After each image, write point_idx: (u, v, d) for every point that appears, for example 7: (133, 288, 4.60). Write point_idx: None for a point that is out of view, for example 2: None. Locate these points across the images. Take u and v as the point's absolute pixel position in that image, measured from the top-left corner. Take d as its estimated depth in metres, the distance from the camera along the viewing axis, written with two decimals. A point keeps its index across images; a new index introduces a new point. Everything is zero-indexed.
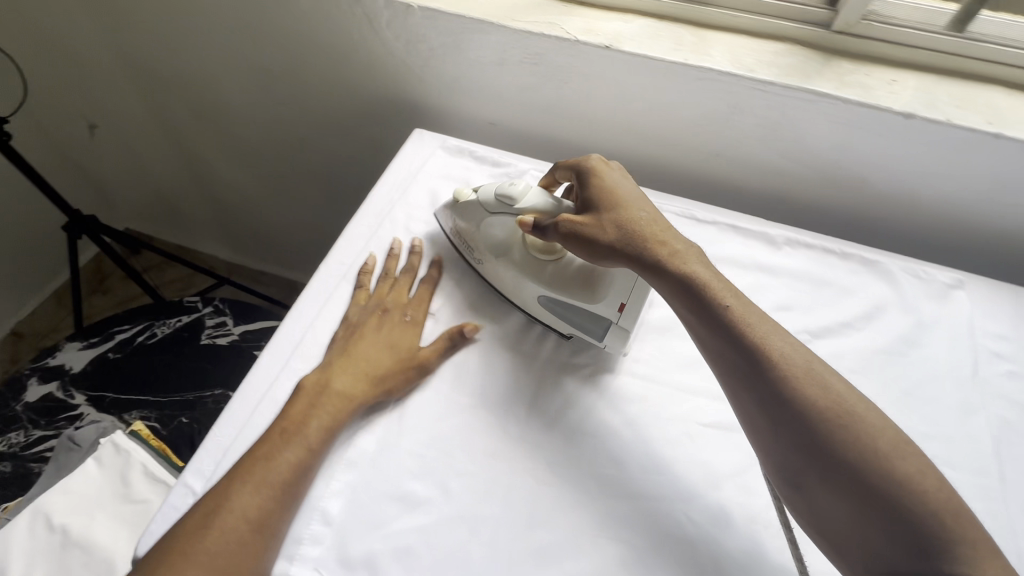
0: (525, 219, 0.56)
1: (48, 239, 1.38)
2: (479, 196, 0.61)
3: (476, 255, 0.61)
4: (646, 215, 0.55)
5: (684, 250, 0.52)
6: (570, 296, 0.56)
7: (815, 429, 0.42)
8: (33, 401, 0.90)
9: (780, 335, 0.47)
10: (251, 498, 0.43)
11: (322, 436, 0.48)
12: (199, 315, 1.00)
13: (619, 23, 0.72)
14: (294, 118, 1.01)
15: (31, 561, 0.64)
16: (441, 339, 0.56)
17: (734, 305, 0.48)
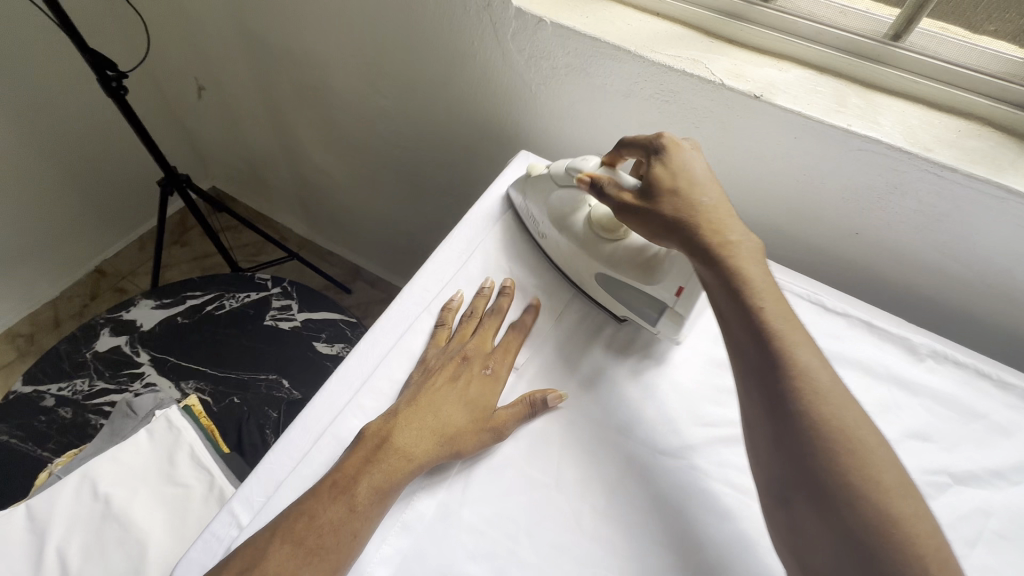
0: (583, 177, 0.56)
1: (143, 187, 1.44)
2: (551, 170, 0.62)
3: (542, 230, 0.62)
4: (709, 201, 0.50)
5: (741, 243, 0.48)
6: (625, 275, 0.55)
7: (824, 449, 0.39)
8: (101, 351, 0.91)
9: (808, 348, 0.44)
10: (285, 560, 0.39)
11: (371, 496, 0.43)
12: (267, 294, 0.99)
13: (773, 71, 0.64)
14: (392, 111, 0.98)
15: (72, 526, 0.63)
16: (520, 403, 0.51)
17: (772, 308, 0.45)
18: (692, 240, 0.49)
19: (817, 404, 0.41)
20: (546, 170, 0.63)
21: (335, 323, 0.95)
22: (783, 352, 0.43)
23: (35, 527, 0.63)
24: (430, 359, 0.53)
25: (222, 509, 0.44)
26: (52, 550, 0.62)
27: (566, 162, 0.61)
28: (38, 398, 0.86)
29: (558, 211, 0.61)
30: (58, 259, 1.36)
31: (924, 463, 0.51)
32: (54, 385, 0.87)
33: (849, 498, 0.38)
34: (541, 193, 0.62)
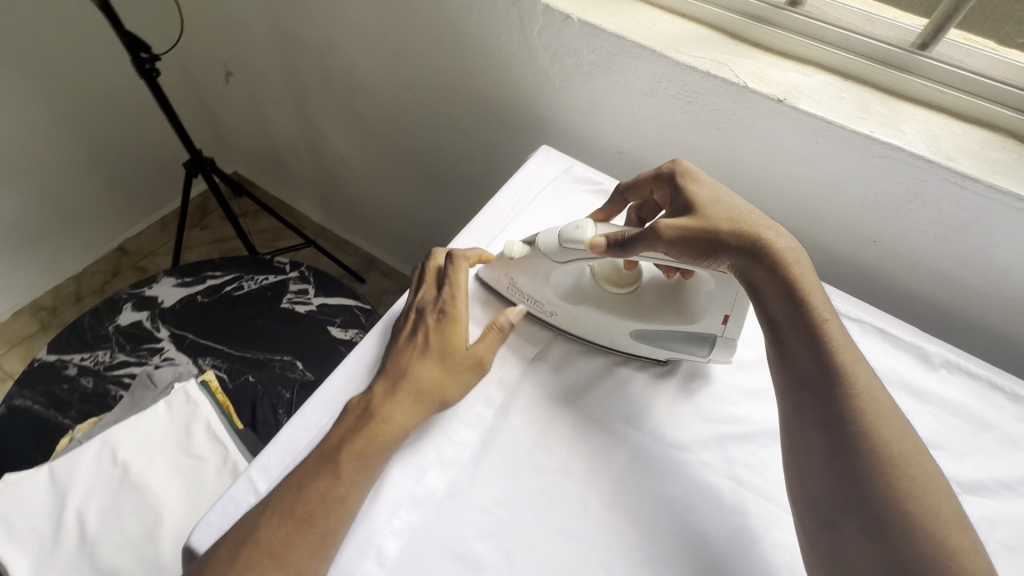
0: (597, 240, 0.49)
1: (168, 169, 1.47)
2: (541, 247, 0.53)
3: (547, 307, 0.56)
4: (753, 212, 0.51)
5: (794, 253, 0.49)
6: (668, 322, 0.54)
7: (880, 469, 0.40)
8: (123, 324, 0.94)
9: (864, 367, 0.45)
10: (281, 536, 0.40)
11: (359, 463, 0.44)
12: (285, 278, 1.01)
13: (797, 75, 0.64)
14: (415, 102, 0.99)
15: (91, 491, 0.65)
16: (488, 335, 0.54)
17: (834, 325, 0.47)
18: (751, 254, 0.49)
19: (876, 425, 0.42)
20: (530, 248, 0.54)
21: (350, 308, 0.97)
22: (841, 371, 0.44)
23: (57, 488, 0.65)
24: (394, 326, 0.54)
25: (241, 476, 0.46)
26: (72, 512, 0.63)
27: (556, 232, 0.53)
28: (62, 366, 0.89)
29: (563, 283, 0.55)
30: (83, 235, 1.39)
31: None
32: (77, 355, 0.90)
33: (902, 521, 0.38)
34: (535, 276, 0.55)
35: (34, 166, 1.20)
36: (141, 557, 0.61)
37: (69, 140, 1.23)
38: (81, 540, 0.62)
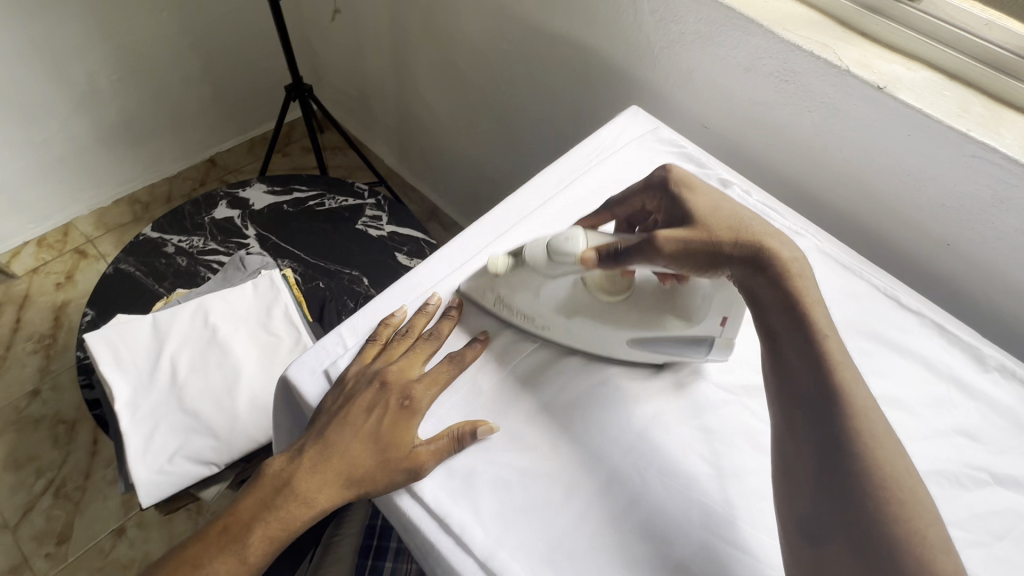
0: (588, 254, 0.49)
1: (266, 92, 1.57)
2: (526, 256, 0.52)
3: (534, 317, 0.54)
4: (757, 219, 0.52)
5: (798, 267, 0.49)
6: (669, 328, 0.52)
7: (872, 490, 0.40)
8: (218, 218, 1.03)
9: (862, 386, 0.44)
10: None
11: (262, 547, 0.46)
12: (362, 203, 1.08)
13: (900, 68, 0.65)
14: (511, 54, 1.04)
15: (184, 342, 0.73)
16: (432, 448, 0.48)
17: (833, 339, 0.46)
18: (755, 262, 0.48)
19: (866, 439, 0.42)
20: (512, 262, 0.54)
21: (417, 241, 1.03)
22: (838, 387, 0.44)
23: (157, 335, 0.74)
24: (336, 391, 0.50)
25: (338, 329, 0.55)
26: (167, 357, 0.72)
27: (542, 242, 0.52)
28: (162, 244, 0.99)
29: (554, 293, 0.53)
30: (182, 142, 1.51)
31: (966, 458, 0.52)
32: (176, 237, 1.00)
33: (891, 534, 0.38)
34: (520, 287, 0.54)
35: (155, 67, 1.32)
36: (220, 407, 0.69)
37: (188, 48, 1.34)
38: (171, 382, 0.71)
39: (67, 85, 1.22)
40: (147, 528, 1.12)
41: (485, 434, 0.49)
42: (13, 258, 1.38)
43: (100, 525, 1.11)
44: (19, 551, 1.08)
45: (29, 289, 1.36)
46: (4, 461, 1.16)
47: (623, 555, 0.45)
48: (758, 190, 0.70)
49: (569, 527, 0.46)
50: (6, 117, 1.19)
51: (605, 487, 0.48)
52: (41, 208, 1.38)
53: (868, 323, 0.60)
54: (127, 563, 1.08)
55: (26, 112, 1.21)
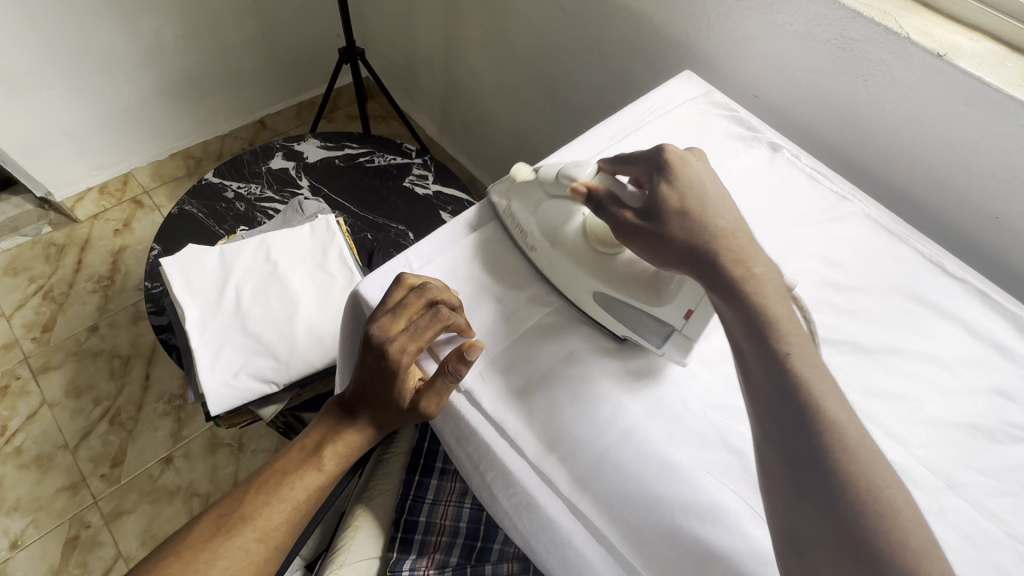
0: (578, 188, 0.54)
1: (316, 57, 1.62)
2: (539, 176, 0.60)
3: (530, 242, 0.58)
4: (725, 224, 0.48)
5: (765, 277, 0.46)
6: (632, 297, 0.52)
7: (856, 505, 0.37)
8: (274, 168, 1.08)
9: (838, 398, 0.41)
10: (276, 508, 0.52)
11: (335, 460, 0.54)
12: (410, 161, 1.12)
13: (962, 39, 0.65)
14: (563, 20, 1.06)
15: (247, 274, 0.78)
16: (434, 389, 0.50)
17: (800, 348, 0.42)
18: (714, 272, 0.47)
19: (845, 455, 0.38)
20: (532, 176, 0.61)
21: (461, 201, 1.07)
22: (808, 400, 0.40)
23: (223, 265, 0.79)
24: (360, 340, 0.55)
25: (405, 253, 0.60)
26: (232, 286, 0.77)
27: (555, 168, 0.59)
28: (223, 189, 1.04)
29: (550, 224, 0.57)
30: (236, 101, 1.57)
31: (1002, 414, 0.54)
32: (236, 183, 1.06)
33: (885, 548, 0.36)
34: (527, 201, 0.59)
35: (216, 25, 1.37)
36: (281, 333, 0.74)
37: (247, 9, 1.39)
38: (236, 309, 0.76)
39: (136, 39, 1.29)
40: (192, 458, 1.19)
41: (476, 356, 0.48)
42: (77, 203, 1.46)
43: (150, 454, 1.19)
44: (78, 471, 1.16)
45: (90, 233, 1.44)
46: (66, 388, 1.25)
47: (668, 467, 0.47)
48: (807, 155, 0.72)
49: (614, 441, 0.49)
50: (81, 66, 1.26)
51: (649, 410, 0.50)
52: (105, 157, 1.45)
53: (912, 286, 0.62)
54: (174, 489, 1.16)
55: (98, 63, 1.28)
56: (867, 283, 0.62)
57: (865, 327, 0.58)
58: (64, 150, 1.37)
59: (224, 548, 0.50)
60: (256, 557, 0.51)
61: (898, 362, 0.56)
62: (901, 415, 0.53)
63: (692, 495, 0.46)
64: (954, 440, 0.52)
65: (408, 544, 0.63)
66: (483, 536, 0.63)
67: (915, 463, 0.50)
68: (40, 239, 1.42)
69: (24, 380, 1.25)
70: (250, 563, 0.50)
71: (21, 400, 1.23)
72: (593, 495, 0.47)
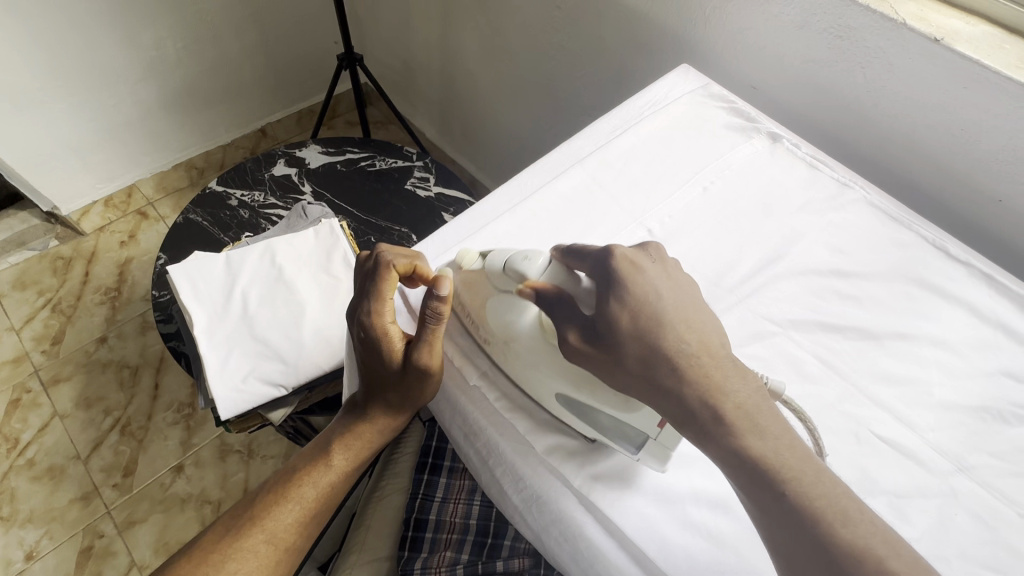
0: (526, 289, 0.47)
1: (315, 65, 1.64)
2: (484, 267, 0.51)
3: (485, 336, 0.52)
4: (691, 345, 0.43)
5: (742, 404, 0.41)
6: (598, 403, 0.46)
7: None
8: (276, 175, 1.09)
9: (844, 517, 0.37)
10: (286, 513, 0.55)
11: (340, 460, 0.56)
12: (411, 165, 1.12)
13: (959, 23, 0.65)
14: (559, 20, 1.06)
15: (253, 279, 0.79)
16: (424, 339, 0.50)
17: (793, 477, 0.39)
18: (683, 407, 0.41)
19: None
20: (479, 263, 0.52)
21: (463, 202, 1.08)
22: (816, 535, 0.37)
23: (230, 270, 0.80)
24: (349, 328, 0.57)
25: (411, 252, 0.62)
26: (238, 291, 0.78)
27: (504, 255, 0.50)
28: (227, 197, 1.05)
29: (502, 322, 0.50)
30: (237, 112, 1.58)
31: (1012, 397, 0.54)
32: (239, 191, 1.06)
33: None
34: (474, 294, 0.52)
35: (216, 37, 1.39)
36: (288, 336, 0.75)
37: (247, 19, 1.41)
38: (243, 314, 0.76)
39: (137, 52, 1.30)
40: (202, 466, 1.20)
41: (446, 287, 0.49)
42: (83, 216, 1.47)
43: (160, 463, 1.20)
44: (90, 481, 1.17)
45: (96, 246, 1.46)
46: (76, 399, 1.26)
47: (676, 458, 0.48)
48: (807, 144, 0.72)
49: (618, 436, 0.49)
50: (84, 82, 1.27)
51: None
52: (109, 170, 1.47)
53: (916, 271, 0.62)
54: (185, 497, 1.17)
55: (101, 77, 1.29)
56: (871, 269, 0.62)
57: (870, 313, 0.58)
58: (69, 163, 1.38)
59: (233, 549, 0.53)
60: (268, 558, 0.54)
61: (903, 348, 0.56)
62: (909, 400, 0.53)
63: (700, 483, 0.47)
64: (962, 422, 0.52)
65: (419, 543, 0.64)
66: (492, 535, 0.62)
67: (925, 447, 0.50)
68: (47, 252, 1.44)
69: (35, 392, 1.26)
70: (261, 564, 0.53)
71: (32, 412, 1.24)
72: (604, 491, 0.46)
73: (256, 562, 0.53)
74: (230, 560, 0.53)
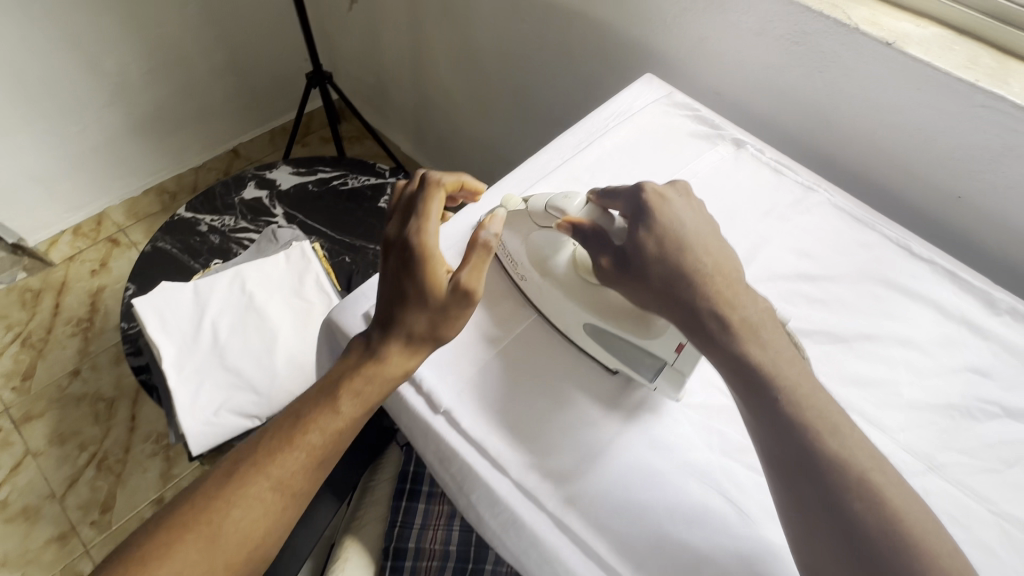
0: (563, 224, 0.52)
1: (285, 83, 1.62)
2: (529, 206, 0.56)
3: (521, 272, 0.56)
4: (705, 264, 0.48)
5: (748, 318, 0.46)
6: (623, 330, 0.51)
7: (878, 542, 0.37)
8: (247, 198, 1.08)
9: (835, 435, 0.41)
10: (290, 459, 0.45)
11: (355, 402, 0.47)
12: (384, 182, 1.11)
13: (910, 26, 0.66)
14: (526, 32, 1.06)
15: (224, 307, 0.78)
16: (472, 256, 0.48)
17: (793, 387, 0.43)
18: (694, 318, 0.46)
19: (859, 491, 0.39)
20: (523, 204, 0.58)
21: None
22: (808, 436, 0.41)
23: (198, 300, 0.78)
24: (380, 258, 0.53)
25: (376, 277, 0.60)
26: (208, 321, 0.76)
27: (544, 197, 0.56)
28: (196, 223, 1.03)
29: (541, 253, 0.55)
30: (207, 133, 1.56)
31: (979, 392, 0.54)
32: (209, 217, 1.05)
33: None
34: (518, 231, 0.57)
35: (182, 60, 1.37)
36: (261, 364, 0.73)
37: (213, 40, 1.39)
38: (213, 344, 0.75)
39: (101, 78, 1.28)
40: None
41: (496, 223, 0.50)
42: (51, 247, 1.44)
43: (140, 496, 1.17)
44: (66, 520, 1.14)
45: (66, 276, 1.42)
46: (49, 436, 1.22)
47: (650, 474, 0.48)
48: (771, 149, 0.73)
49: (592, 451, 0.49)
50: (45, 111, 1.25)
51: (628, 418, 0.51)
52: (76, 198, 1.44)
53: (882, 271, 0.62)
54: None
55: (64, 106, 1.27)
56: (837, 271, 0.62)
57: (838, 317, 0.59)
58: (34, 194, 1.35)
59: (231, 500, 0.44)
60: (271, 510, 0.44)
61: (872, 349, 0.57)
62: (879, 401, 0.53)
63: (676, 498, 0.47)
64: (932, 421, 0.53)
65: (399, 572, 0.63)
66: (474, 559, 0.64)
67: (896, 448, 0.51)
68: (14, 286, 1.40)
69: (6, 431, 1.22)
70: (264, 514, 0.44)
71: (3, 452, 1.20)
72: (603, 480, 0.48)
73: (255, 518, 0.44)
74: (229, 513, 0.44)
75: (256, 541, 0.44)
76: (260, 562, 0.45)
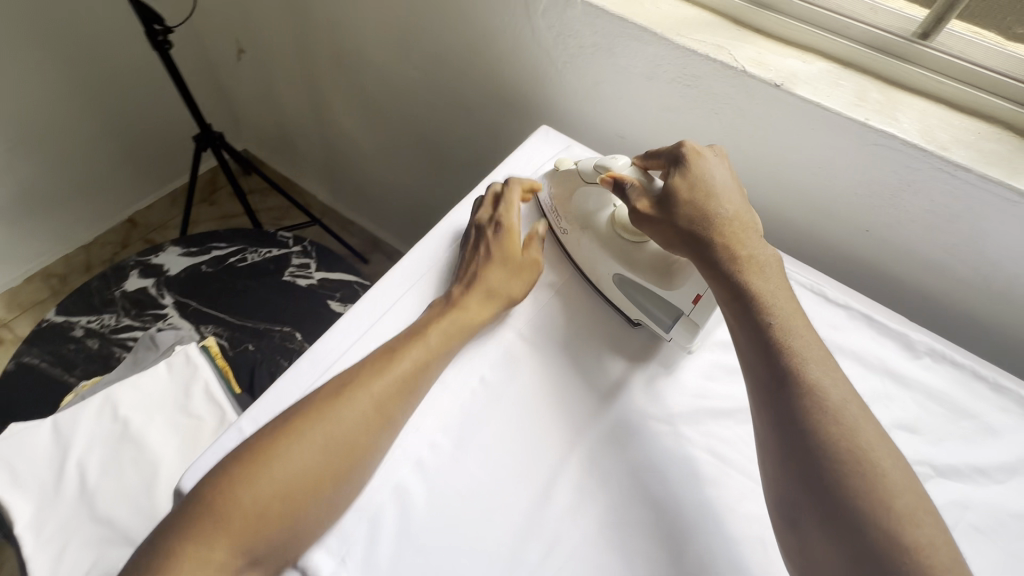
0: (607, 178, 0.57)
1: (177, 140, 1.50)
2: (578, 166, 0.61)
3: (563, 224, 0.63)
4: (726, 212, 0.52)
5: (750, 257, 0.51)
6: (646, 282, 0.57)
7: (838, 466, 0.41)
8: (130, 290, 0.96)
9: (819, 364, 0.45)
10: (382, 381, 0.49)
11: (444, 333, 0.53)
12: (287, 252, 1.02)
13: (797, 62, 0.64)
14: (421, 78, 1.00)
15: (93, 442, 0.67)
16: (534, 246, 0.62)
17: (786, 313, 0.48)
18: (704, 249, 0.51)
19: (825, 412, 0.43)
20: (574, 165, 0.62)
21: (350, 284, 0.98)
22: (789, 351, 0.46)
23: (59, 440, 0.67)
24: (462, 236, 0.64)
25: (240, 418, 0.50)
26: (74, 462, 0.66)
27: (594, 160, 0.60)
28: (69, 327, 0.91)
29: (586, 209, 0.61)
30: (95, 206, 1.42)
31: (908, 453, 0.52)
32: (84, 318, 0.93)
33: (871, 513, 0.39)
34: (568, 190, 0.62)
35: (50, 133, 1.23)
36: (137, 507, 0.63)
37: (85, 107, 1.26)
38: (81, 490, 0.65)
39: None
40: None
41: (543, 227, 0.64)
42: None
43: None
44: None
45: None
46: None
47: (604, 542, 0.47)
48: None
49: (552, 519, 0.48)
50: None
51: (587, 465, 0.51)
52: None
53: None
54: None
55: None
56: None
57: None
58: None
59: (332, 412, 0.47)
60: (365, 429, 0.47)
61: None
62: None
63: None
64: None
65: None
66: None
67: None
68: None
69: None
70: (361, 430, 0.47)
71: None
72: (599, 504, 0.49)
73: (354, 432, 0.46)
74: (332, 422, 0.46)
75: (352, 453, 0.46)
76: (347, 488, 0.45)
